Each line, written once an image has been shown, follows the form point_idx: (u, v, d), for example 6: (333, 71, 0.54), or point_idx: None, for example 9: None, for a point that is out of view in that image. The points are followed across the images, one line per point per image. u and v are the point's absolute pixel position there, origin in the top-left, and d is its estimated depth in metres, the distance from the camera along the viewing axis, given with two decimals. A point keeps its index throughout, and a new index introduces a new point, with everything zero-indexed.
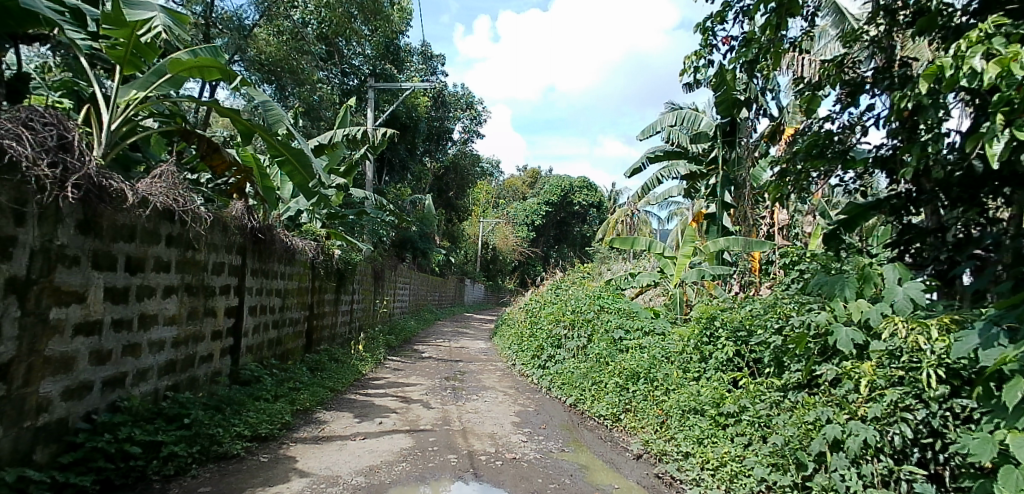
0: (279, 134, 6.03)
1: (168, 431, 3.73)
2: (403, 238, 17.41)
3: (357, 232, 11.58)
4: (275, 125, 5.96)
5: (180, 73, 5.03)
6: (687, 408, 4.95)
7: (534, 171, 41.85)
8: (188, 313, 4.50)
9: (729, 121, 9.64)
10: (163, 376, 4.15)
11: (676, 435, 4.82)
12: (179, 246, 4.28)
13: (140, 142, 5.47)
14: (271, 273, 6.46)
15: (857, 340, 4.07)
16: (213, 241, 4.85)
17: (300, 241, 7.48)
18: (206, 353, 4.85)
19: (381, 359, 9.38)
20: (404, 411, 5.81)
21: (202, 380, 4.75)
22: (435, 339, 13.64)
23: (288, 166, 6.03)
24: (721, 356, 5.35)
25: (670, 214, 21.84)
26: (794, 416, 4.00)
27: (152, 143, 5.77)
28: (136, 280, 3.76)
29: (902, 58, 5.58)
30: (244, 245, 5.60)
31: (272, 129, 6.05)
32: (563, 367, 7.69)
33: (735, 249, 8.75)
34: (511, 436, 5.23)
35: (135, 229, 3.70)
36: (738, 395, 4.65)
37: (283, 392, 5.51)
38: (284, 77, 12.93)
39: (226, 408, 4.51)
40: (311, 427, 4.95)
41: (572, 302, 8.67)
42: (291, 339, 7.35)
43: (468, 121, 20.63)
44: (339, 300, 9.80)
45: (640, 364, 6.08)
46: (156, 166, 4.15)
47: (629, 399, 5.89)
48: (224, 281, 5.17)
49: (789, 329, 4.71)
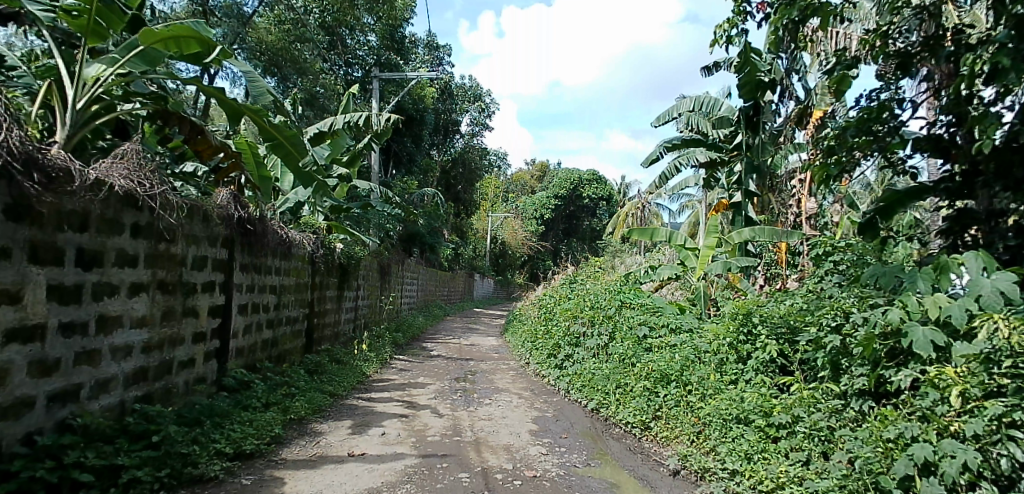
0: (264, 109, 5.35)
1: (132, 453, 3.20)
2: (411, 233, 16.90)
3: (362, 225, 11.05)
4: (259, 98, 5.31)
5: (154, 44, 4.48)
6: (728, 417, 4.39)
7: (543, 164, 41.22)
8: (163, 313, 3.95)
9: (751, 104, 8.84)
10: (131, 386, 3.60)
11: (719, 448, 4.25)
12: (150, 237, 3.71)
13: (130, 126, 5.06)
14: (264, 269, 5.90)
15: (937, 341, 3.46)
16: (193, 233, 4.31)
17: (297, 234, 6.92)
18: (186, 358, 4.31)
19: (387, 358, 8.83)
20: (410, 420, 5.25)
21: (179, 389, 4.19)
22: (443, 336, 13.06)
23: (280, 151, 5.43)
24: (763, 357, 4.81)
25: (683, 206, 21.29)
26: (865, 433, 3.45)
27: (147, 136, 5.27)
28: (93, 276, 3.22)
29: (956, 24, 5.01)
30: (230, 237, 5.03)
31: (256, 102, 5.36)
32: (582, 368, 7.09)
33: (762, 240, 8.16)
34: (529, 449, 4.65)
35: (88, 216, 3.16)
36: (789, 405, 4.10)
37: (276, 399, 4.97)
38: (285, 67, 12.47)
39: (207, 420, 3.93)
40: (305, 440, 4.40)
41: (590, 298, 8.04)
42: (289, 339, 6.81)
43: (475, 113, 20.05)
44: (342, 296, 9.25)
45: (670, 366, 5.47)
46: (119, 144, 3.61)
47: (658, 405, 5.27)
48: (209, 277, 4.62)
49: (849, 327, 4.12)
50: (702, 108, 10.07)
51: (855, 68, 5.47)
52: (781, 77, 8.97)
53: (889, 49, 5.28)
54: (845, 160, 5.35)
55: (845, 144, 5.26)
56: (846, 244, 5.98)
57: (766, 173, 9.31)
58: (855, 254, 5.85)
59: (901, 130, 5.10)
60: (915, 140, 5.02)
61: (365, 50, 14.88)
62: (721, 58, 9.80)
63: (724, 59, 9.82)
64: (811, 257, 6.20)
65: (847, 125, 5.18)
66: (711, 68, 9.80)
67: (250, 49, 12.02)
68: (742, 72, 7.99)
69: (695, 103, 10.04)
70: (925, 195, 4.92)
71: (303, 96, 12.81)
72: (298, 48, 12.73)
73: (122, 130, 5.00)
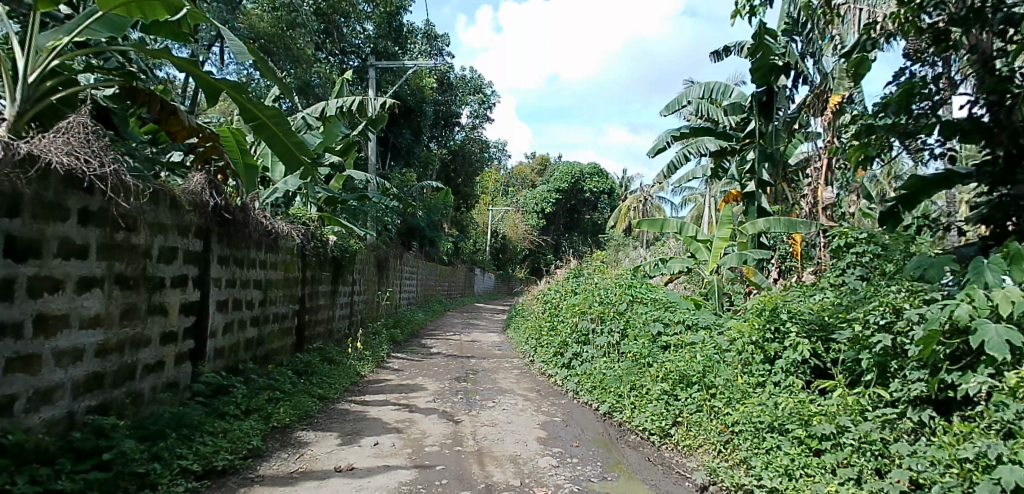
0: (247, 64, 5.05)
1: (75, 475, 2.77)
2: (410, 226, 16.47)
3: (360, 218, 10.60)
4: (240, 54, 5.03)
5: (114, 9, 3.97)
6: (761, 426, 3.92)
7: (545, 157, 40.73)
8: (123, 312, 3.48)
9: (765, 89, 8.40)
10: (82, 396, 3.15)
11: (752, 462, 3.77)
12: (104, 225, 3.26)
13: (114, 115, 4.54)
14: (247, 261, 5.41)
15: (1013, 340, 3.02)
16: (160, 221, 3.83)
17: (284, 224, 6.41)
18: (153, 362, 3.83)
19: (384, 357, 8.38)
20: (407, 426, 4.79)
21: (145, 396, 3.73)
22: (443, 332, 12.60)
23: (264, 133, 4.92)
24: (794, 357, 4.44)
25: (685, 200, 21.04)
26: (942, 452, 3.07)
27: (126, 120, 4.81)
28: (28, 269, 2.79)
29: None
30: (206, 227, 4.56)
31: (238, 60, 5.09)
32: (591, 368, 6.55)
33: (777, 231, 7.70)
34: (539, 460, 4.19)
35: (20, 198, 2.73)
36: (833, 414, 3.68)
37: (258, 405, 4.49)
38: (278, 54, 11.94)
39: (172, 433, 3.44)
40: (288, 452, 3.93)
41: (599, 292, 7.53)
42: (276, 338, 6.34)
43: (477, 105, 19.46)
44: (337, 291, 8.76)
45: (691, 367, 4.98)
46: (64, 118, 3.17)
47: (678, 410, 4.76)
48: (180, 271, 4.14)
49: (904, 326, 3.66)
50: (712, 94, 9.52)
51: (879, 46, 5.24)
52: (797, 61, 8.61)
53: (921, 24, 4.80)
54: (884, 138, 4.86)
55: (883, 122, 4.87)
56: (868, 234, 5.54)
57: (779, 160, 8.81)
58: (880, 245, 5.37)
59: (939, 111, 4.66)
60: (953, 123, 4.54)
61: (361, 39, 14.20)
62: (731, 42, 9.37)
63: (734, 43, 9.37)
64: (831, 249, 5.79)
65: (886, 102, 4.79)
66: (719, 52, 9.39)
67: (243, 35, 11.52)
68: (754, 56, 7.76)
69: (704, 89, 9.45)
70: (954, 184, 4.66)
71: (297, 84, 12.33)
72: (292, 35, 12.14)
73: (103, 117, 4.49)
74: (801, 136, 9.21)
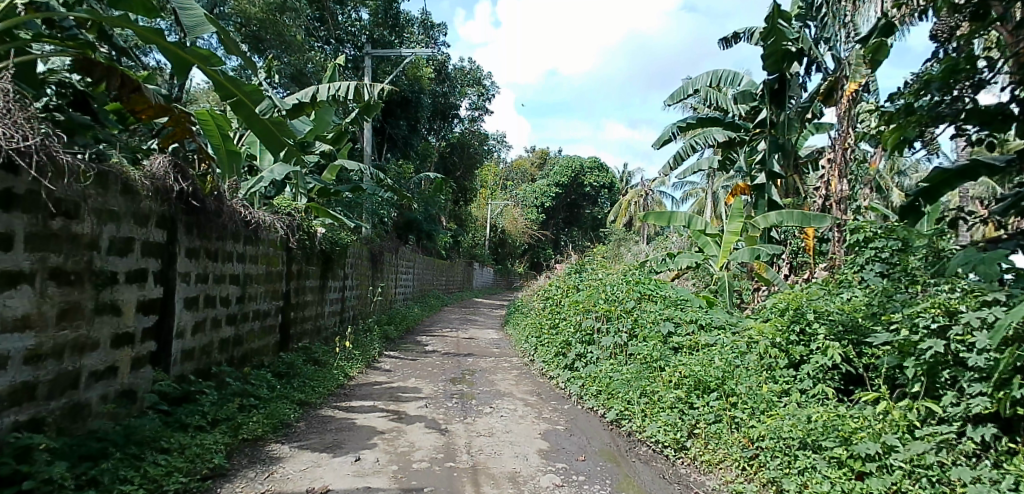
0: (205, 36, 3.87)
1: None
2: (407, 219, 15.97)
3: (354, 209, 10.13)
4: (197, 26, 3.85)
5: None
6: (791, 442, 3.45)
7: (544, 150, 40.27)
8: (62, 312, 3.02)
9: (777, 76, 7.83)
10: (7, 410, 2.73)
11: (783, 484, 3.30)
12: (32, 209, 2.81)
13: (92, 99, 4.08)
14: (221, 254, 4.91)
15: None
16: (111, 208, 3.36)
17: (265, 215, 5.90)
18: (104, 368, 3.36)
19: (375, 355, 7.92)
20: (393, 437, 4.32)
21: (93, 406, 3.27)
22: (440, 328, 12.12)
23: (242, 111, 4.40)
24: (824, 362, 3.99)
25: (686, 194, 20.61)
26: None
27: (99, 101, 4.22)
28: None
29: None
30: (171, 216, 4.08)
31: (195, 33, 3.88)
32: (596, 370, 6.05)
33: (791, 225, 7.22)
34: (540, 478, 3.73)
35: None
36: (877, 430, 3.26)
37: (228, 413, 4.05)
38: (269, 40, 11.41)
39: (116, 452, 3.02)
40: (257, 469, 3.49)
41: (605, 289, 7.08)
42: (256, 337, 5.86)
43: (475, 97, 18.94)
44: (326, 286, 8.29)
45: (708, 372, 4.50)
46: None
47: (694, 420, 4.28)
48: (137, 265, 3.67)
49: (961, 333, 3.24)
50: (720, 82, 8.84)
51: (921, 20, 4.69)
52: (809, 47, 8.09)
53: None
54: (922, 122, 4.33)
55: (924, 105, 4.34)
56: (888, 229, 5.13)
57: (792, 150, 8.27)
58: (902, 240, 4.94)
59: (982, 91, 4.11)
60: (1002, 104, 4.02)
61: (357, 27, 13.73)
62: (741, 28, 8.87)
63: (744, 29, 8.87)
64: (849, 245, 5.34)
65: (927, 78, 4.18)
66: (729, 39, 8.93)
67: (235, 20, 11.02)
68: (766, 42, 7.27)
69: (712, 77, 8.83)
70: (980, 177, 4.19)
71: (289, 72, 11.82)
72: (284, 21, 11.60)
73: (81, 103, 4.05)
74: (812, 127, 8.83)
